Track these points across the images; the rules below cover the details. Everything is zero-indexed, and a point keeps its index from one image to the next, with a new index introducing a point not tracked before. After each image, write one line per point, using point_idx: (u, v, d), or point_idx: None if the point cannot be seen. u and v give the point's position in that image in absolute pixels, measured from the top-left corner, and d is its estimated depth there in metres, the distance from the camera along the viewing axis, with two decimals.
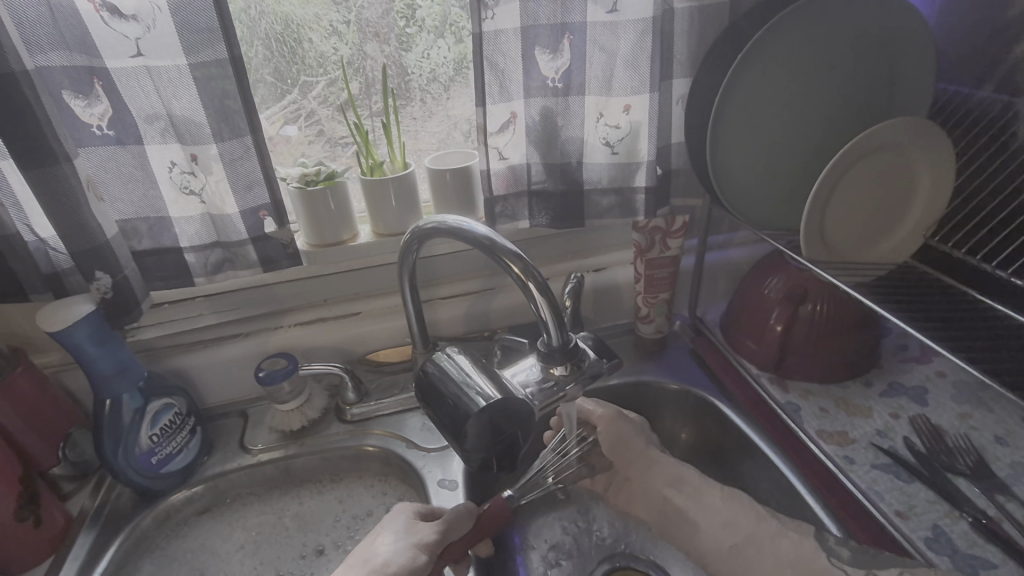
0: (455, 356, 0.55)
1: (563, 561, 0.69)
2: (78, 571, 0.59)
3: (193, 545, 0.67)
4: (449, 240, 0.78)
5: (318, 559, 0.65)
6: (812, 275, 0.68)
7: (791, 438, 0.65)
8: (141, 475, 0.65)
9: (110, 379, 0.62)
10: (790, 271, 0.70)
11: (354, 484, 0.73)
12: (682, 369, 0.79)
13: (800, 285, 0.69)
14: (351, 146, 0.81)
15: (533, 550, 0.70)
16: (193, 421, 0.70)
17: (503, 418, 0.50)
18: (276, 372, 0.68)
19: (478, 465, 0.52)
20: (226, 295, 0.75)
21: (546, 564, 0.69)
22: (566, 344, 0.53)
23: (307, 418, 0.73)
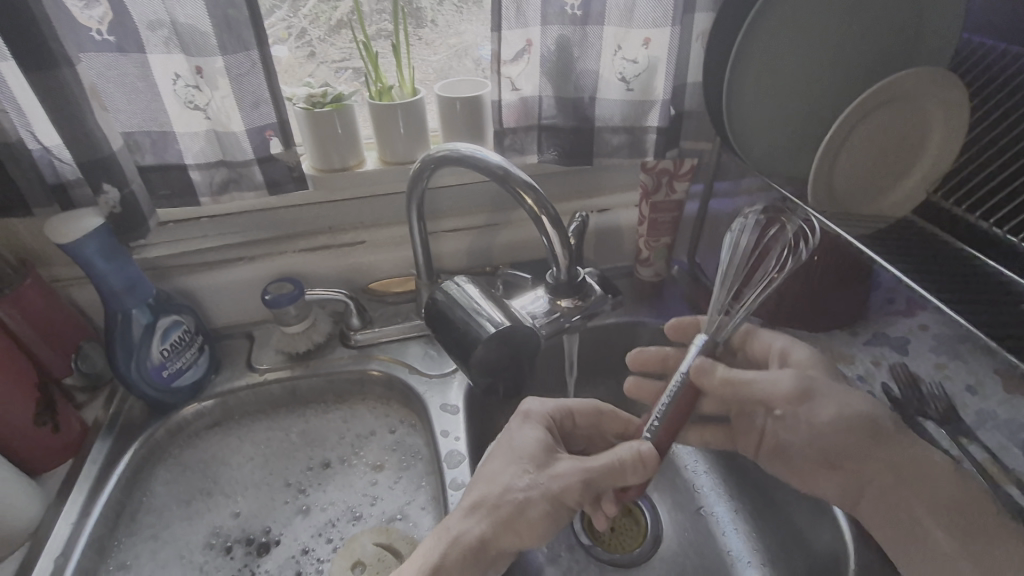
0: (464, 284, 0.56)
1: (561, 556, 0.69)
2: (98, 473, 0.63)
3: (205, 455, 0.71)
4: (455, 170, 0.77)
5: (325, 472, 0.69)
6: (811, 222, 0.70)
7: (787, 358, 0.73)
8: (153, 388, 0.67)
9: (120, 294, 0.63)
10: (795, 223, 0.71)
11: (357, 406, 0.76)
12: (675, 311, 0.82)
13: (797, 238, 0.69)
14: (347, 71, 0.78)
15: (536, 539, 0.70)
16: (201, 339, 0.71)
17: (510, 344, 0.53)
18: (282, 296, 0.70)
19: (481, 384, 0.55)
20: (231, 217, 0.75)
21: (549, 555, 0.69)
22: (573, 278, 0.55)
23: (312, 341, 0.75)
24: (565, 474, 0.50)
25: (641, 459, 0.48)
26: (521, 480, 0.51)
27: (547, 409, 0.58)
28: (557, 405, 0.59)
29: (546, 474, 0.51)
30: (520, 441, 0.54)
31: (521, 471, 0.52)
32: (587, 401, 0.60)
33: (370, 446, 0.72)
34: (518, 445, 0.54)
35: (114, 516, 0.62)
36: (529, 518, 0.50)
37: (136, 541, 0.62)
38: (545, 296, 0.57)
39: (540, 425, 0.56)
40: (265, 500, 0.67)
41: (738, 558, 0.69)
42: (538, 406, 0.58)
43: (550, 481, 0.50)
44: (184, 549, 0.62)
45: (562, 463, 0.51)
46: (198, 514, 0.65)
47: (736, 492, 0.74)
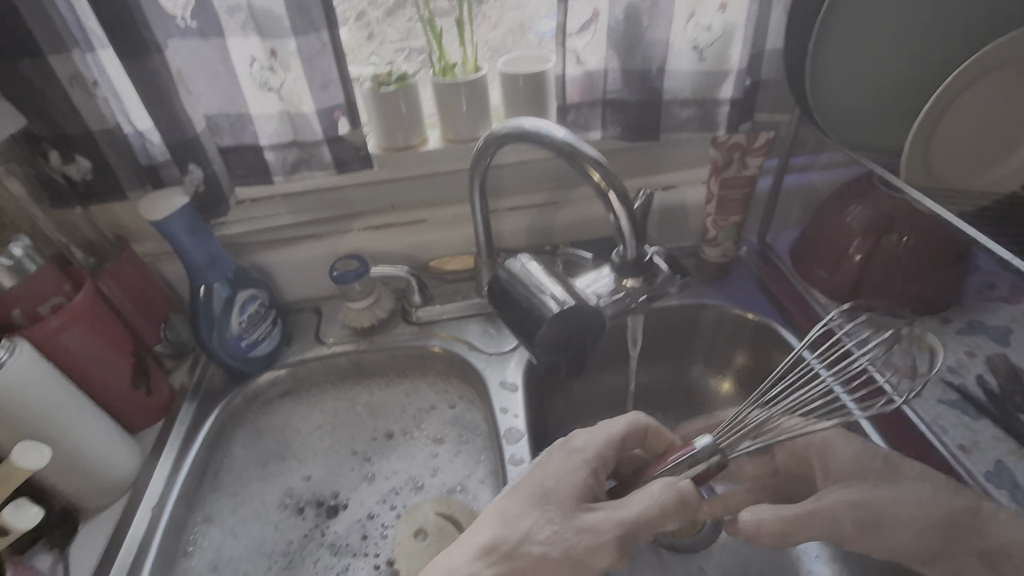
0: (526, 262, 0.56)
1: None
2: (185, 434, 0.68)
3: (278, 421, 0.75)
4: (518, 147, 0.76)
5: (388, 442, 0.72)
6: (901, 199, 0.65)
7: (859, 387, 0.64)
8: (232, 357, 0.71)
9: (203, 269, 0.67)
10: (876, 198, 0.67)
11: (418, 381, 0.78)
12: (743, 294, 0.78)
13: (886, 214, 0.66)
14: (405, 49, 0.78)
15: None
16: (274, 313, 0.75)
17: (575, 324, 0.52)
18: (348, 273, 0.73)
19: (543, 363, 0.55)
20: (303, 195, 0.77)
21: None
22: (640, 257, 0.53)
23: (376, 317, 0.78)
24: (601, 522, 0.47)
25: (679, 498, 0.47)
26: (544, 530, 0.47)
27: (597, 444, 0.54)
28: (607, 437, 0.55)
29: (586, 522, 0.47)
30: (554, 483, 0.51)
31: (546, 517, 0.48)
32: (633, 422, 0.57)
33: (431, 420, 0.74)
34: (552, 486, 0.50)
35: (199, 473, 0.67)
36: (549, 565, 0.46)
37: (219, 498, 0.67)
38: (610, 275, 0.55)
39: (590, 458, 0.53)
40: (334, 466, 0.70)
41: (805, 553, 0.66)
42: (586, 440, 0.55)
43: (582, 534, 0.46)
44: (261, 508, 0.66)
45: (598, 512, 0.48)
46: (273, 475, 0.69)
47: None
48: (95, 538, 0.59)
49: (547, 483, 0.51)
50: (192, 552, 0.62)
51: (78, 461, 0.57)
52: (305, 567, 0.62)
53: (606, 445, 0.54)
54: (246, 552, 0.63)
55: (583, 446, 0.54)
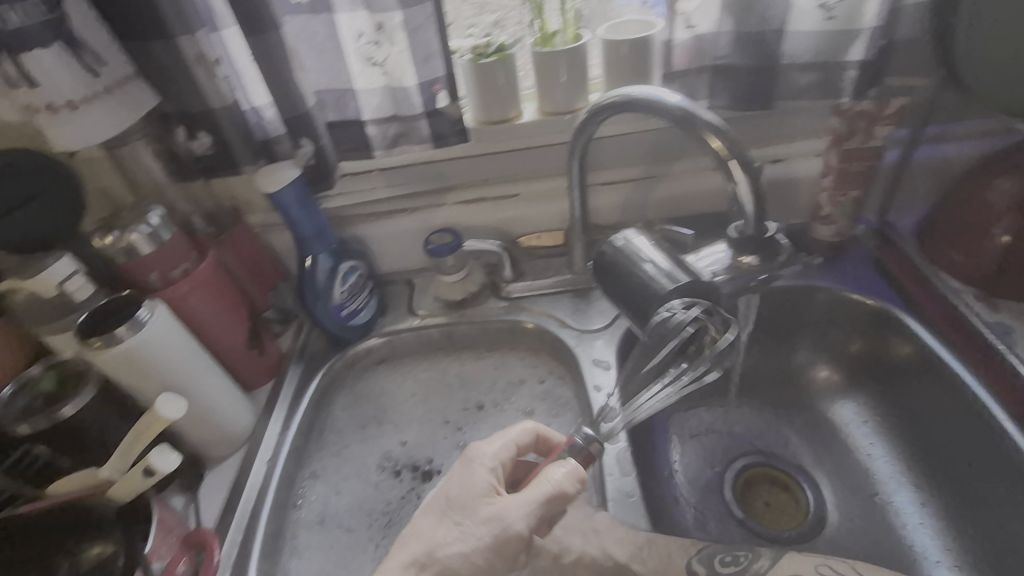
0: (632, 237, 0.55)
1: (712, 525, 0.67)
2: (293, 395, 0.72)
3: (376, 387, 0.78)
4: (619, 118, 0.72)
5: (479, 413, 0.73)
6: None
7: (989, 398, 0.58)
8: (334, 324, 0.75)
9: (309, 240, 0.70)
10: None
11: (507, 355, 0.78)
12: (857, 276, 0.72)
13: None
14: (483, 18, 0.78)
15: (685, 502, 0.68)
16: (372, 284, 0.78)
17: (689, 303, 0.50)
18: (441, 245, 0.74)
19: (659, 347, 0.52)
20: (401, 169, 0.78)
21: (699, 521, 0.67)
22: (761, 233, 0.51)
23: (467, 290, 0.79)
24: (506, 520, 0.48)
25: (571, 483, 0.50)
26: (451, 534, 0.48)
27: (496, 453, 0.53)
28: (505, 444, 0.54)
29: (486, 524, 0.48)
30: (457, 491, 0.51)
31: (451, 524, 0.49)
32: (523, 427, 0.56)
33: (520, 393, 0.74)
34: (455, 495, 0.51)
35: (306, 432, 0.71)
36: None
37: (324, 456, 0.71)
38: (727, 251, 0.53)
39: (491, 465, 0.52)
40: (428, 434, 0.72)
41: (924, 557, 0.61)
42: (485, 449, 0.54)
43: (485, 530, 0.48)
44: (362, 468, 0.70)
45: (500, 499, 0.50)
46: (372, 438, 0.73)
47: (925, 481, 0.65)
48: (218, 483, 0.64)
49: (451, 491, 0.51)
50: (301, 503, 0.66)
51: (205, 413, 0.62)
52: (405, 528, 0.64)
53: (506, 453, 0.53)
54: (348, 507, 0.66)
55: (487, 457, 0.53)
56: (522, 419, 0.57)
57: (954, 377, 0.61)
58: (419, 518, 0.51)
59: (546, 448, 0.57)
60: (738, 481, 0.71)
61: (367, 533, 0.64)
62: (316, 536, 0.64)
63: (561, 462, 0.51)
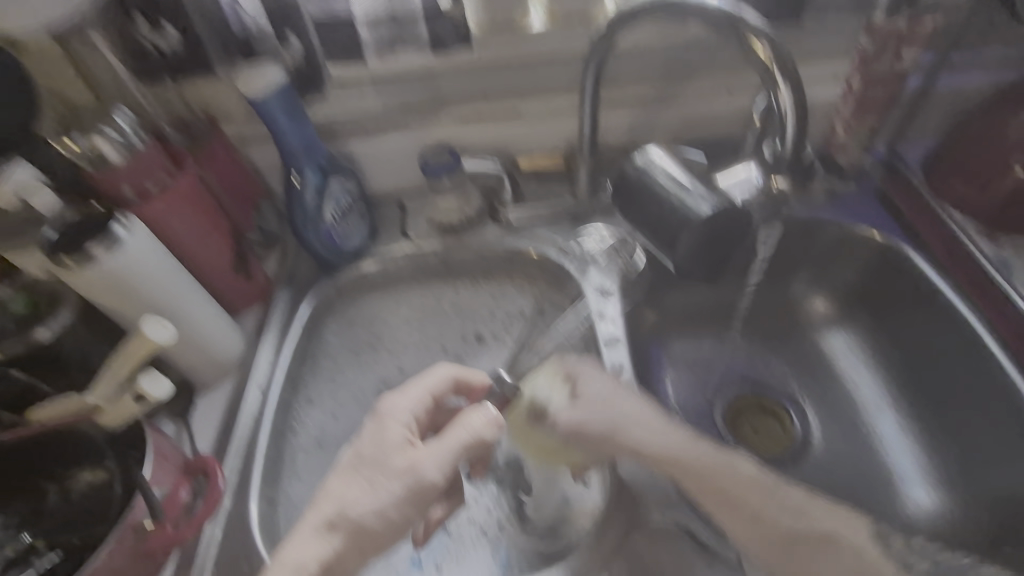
0: (655, 159, 0.51)
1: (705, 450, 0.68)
2: (285, 320, 0.69)
3: (368, 314, 0.75)
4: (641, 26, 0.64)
5: (478, 344, 0.73)
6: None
7: (982, 330, 0.61)
8: (326, 248, 0.70)
9: (297, 153, 0.64)
10: None
11: (505, 285, 0.75)
12: (865, 208, 0.71)
13: None
14: None
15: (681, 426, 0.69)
16: (362, 206, 0.73)
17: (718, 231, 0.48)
18: (437, 164, 0.69)
19: (688, 274, 0.51)
20: (392, 79, 0.70)
21: None
22: (797, 153, 0.49)
23: (465, 215, 0.74)
24: (422, 473, 0.46)
25: (488, 428, 0.49)
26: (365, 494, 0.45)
27: (413, 407, 0.50)
28: (420, 398, 0.51)
29: (399, 479, 0.46)
30: (370, 448, 0.47)
31: (364, 483, 0.45)
32: (439, 376, 0.53)
33: (519, 326, 0.74)
34: (368, 454, 0.47)
35: (300, 358, 0.68)
36: (372, 533, 0.44)
37: (319, 383, 0.69)
38: (758, 174, 0.50)
39: (407, 418, 0.49)
40: (424, 361, 0.72)
41: (902, 478, 0.64)
42: (398, 402, 0.50)
43: (398, 484, 0.46)
44: (358, 394, 0.69)
45: (419, 452, 0.47)
46: (366, 365, 0.71)
47: (909, 406, 0.68)
48: (211, 409, 0.62)
49: (362, 449, 0.47)
50: (297, 430, 0.65)
51: (194, 338, 0.59)
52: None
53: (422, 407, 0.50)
54: (347, 434, 0.66)
55: (402, 411, 0.49)
56: (434, 366, 0.53)
57: (952, 308, 0.63)
58: (330, 476, 0.46)
59: (461, 394, 0.55)
60: (726, 411, 0.72)
61: None
62: (314, 460, 0.63)
63: (479, 410, 0.50)
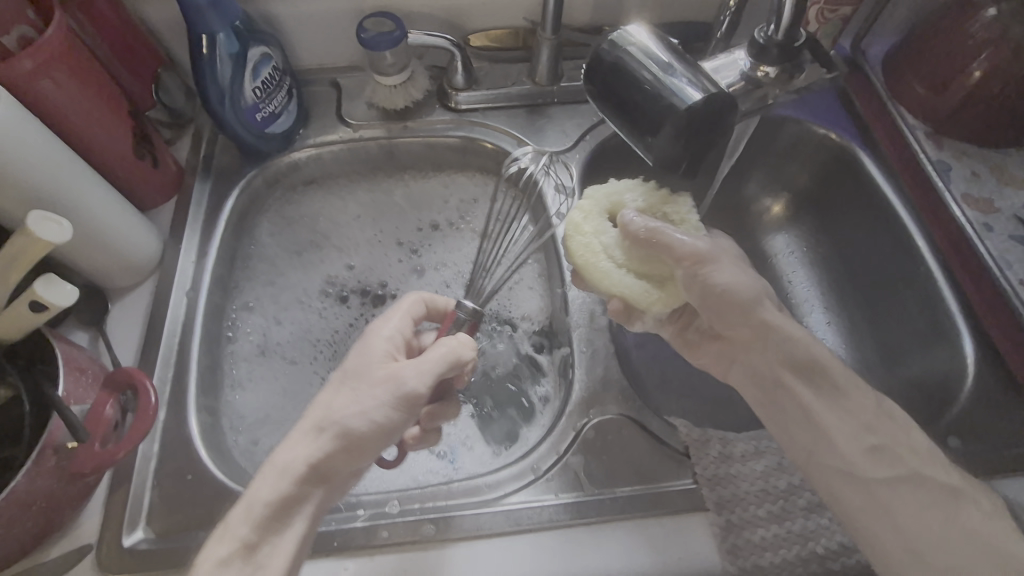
0: (635, 40, 0.46)
1: None
2: (206, 216, 0.61)
3: (304, 208, 0.68)
4: None
5: (434, 233, 0.68)
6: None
7: (916, 232, 0.63)
8: (249, 132, 0.60)
9: (203, 10, 0.52)
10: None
11: (456, 175, 0.70)
12: (824, 107, 0.70)
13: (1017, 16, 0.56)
14: None
15: None
16: (289, 81, 0.63)
17: (701, 123, 0.44)
18: (381, 37, 0.59)
19: (667, 169, 0.47)
20: None
21: None
22: (790, 42, 0.45)
23: (411, 98, 0.66)
24: (403, 380, 0.41)
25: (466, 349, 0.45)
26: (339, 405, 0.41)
27: (397, 325, 0.46)
28: (400, 318, 0.47)
29: (383, 385, 0.41)
30: (352, 361, 0.43)
31: (351, 388, 0.41)
32: (414, 299, 0.49)
33: (476, 213, 0.68)
34: (353, 365, 0.43)
35: (229, 259, 0.61)
36: (360, 437, 0.40)
37: (254, 286, 0.63)
38: (746, 60, 0.47)
39: (390, 334, 0.46)
40: (378, 255, 0.67)
41: None
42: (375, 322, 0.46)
43: (381, 391, 0.41)
44: (302, 296, 0.64)
45: (399, 363, 0.42)
46: (310, 266, 0.65)
47: (837, 304, 0.71)
48: (129, 318, 0.55)
49: (346, 362, 0.44)
50: (233, 336, 0.60)
51: (97, 236, 0.50)
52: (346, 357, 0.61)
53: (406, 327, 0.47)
54: (292, 338, 0.61)
55: (385, 328, 0.46)
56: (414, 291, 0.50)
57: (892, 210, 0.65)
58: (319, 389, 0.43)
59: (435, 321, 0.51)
60: None
61: (314, 364, 0.60)
62: (258, 367, 0.59)
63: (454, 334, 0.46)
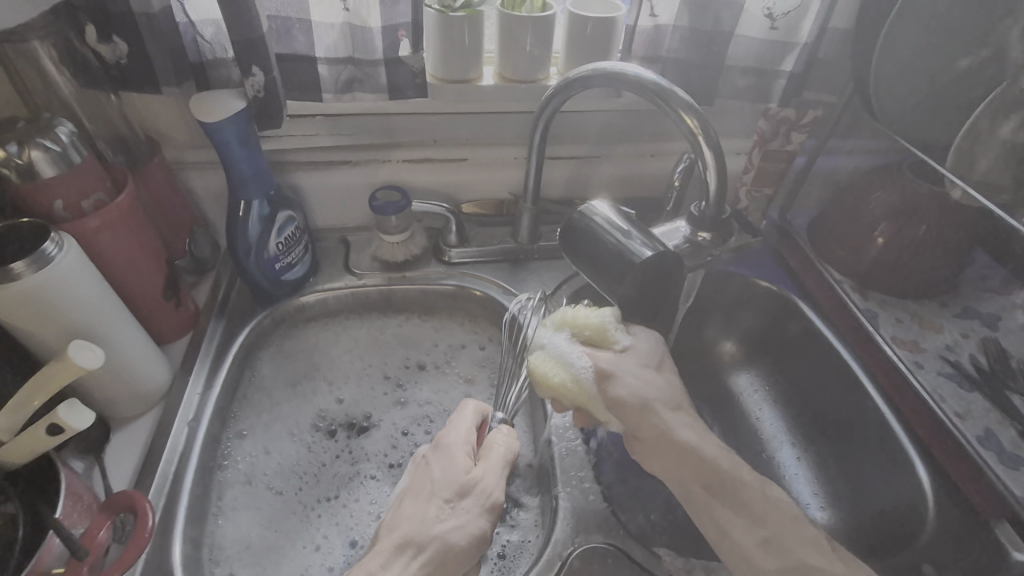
0: (600, 210, 0.57)
1: None
2: (214, 352, 0.66)
3: (306, 346, 0.74)
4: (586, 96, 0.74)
5: (421, 372, 0.73)
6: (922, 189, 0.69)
7: (859, 369, 0.70)
8: (266, 279, 0.69)
9: (246, 182, 0.63)
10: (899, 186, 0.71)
11: (445, 321, 0.78)
12: (760, 263, 0.83)
13: (906, 200, 0.70)
14: None
15: None
16: (307, 238, 0.73)
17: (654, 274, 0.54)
18: (388, 205, 0.71)
19: (628, 310, 0.58)
20: (347, 118, 0.72)
21: None
22: (720, 213, 0.57)
23: (410, 252, 0.76)
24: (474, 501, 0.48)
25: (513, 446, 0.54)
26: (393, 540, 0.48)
27: (463, 434, 0.54)
28: (462, 430, 0.55)
29: (472, 497, 0.50)
30: (440, 477, 0.51)
31: (442, 503, 0.50)
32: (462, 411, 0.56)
33: (461, 358, 0.75)
34: (440, 478, 0.51)
35: (230, 390, 0.65)
36: (455, 551, 0.47)
37: (250, 415, 0.66)
38: (687, 227, 0.59)
39: (461, 446, 0.53)
40: (365, 392, 0.71)
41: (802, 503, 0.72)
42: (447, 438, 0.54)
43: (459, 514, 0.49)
44: (293, 429, 0.66)
45: (481, 466, 0.52)
46: (304, 398, 0.69)
47: (803, 437, 0.77)
48: (127, 447, 0.57)
49: (433, 477, 0.52)
50: (226, 464, 0.62)
51: (117, 365, 0.55)
52: (327, 483, 0.63)
53: (471, 433, 0.55)
54: (279, 468, 0.63)
55: (458, 441, 0.54)
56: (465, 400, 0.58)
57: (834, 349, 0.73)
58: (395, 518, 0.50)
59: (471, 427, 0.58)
60: None
61: (293, 497, 0.61)
62: (244, 498, 0.60)
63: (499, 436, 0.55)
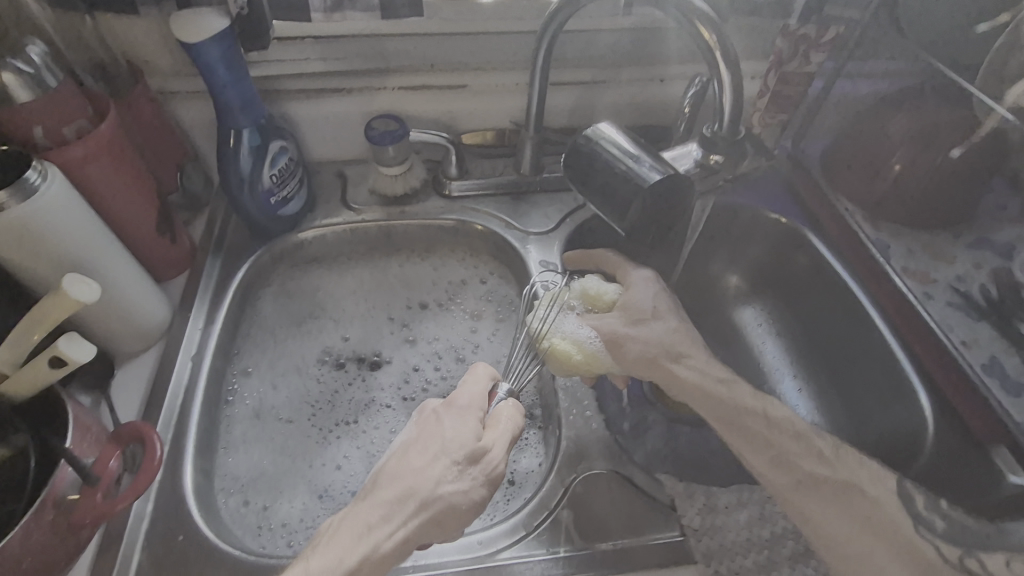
0: (609, 134, 0.55)
1: None
2: (213, 289, 0.65)
3: (309, 284, 0.73)
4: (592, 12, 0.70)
5: (421, 312, 0.72)
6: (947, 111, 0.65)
7: (866, 301, 0.69)
8: (261, 213, 0.67)
9: (234, 109, 0.60)
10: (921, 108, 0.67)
11: (446, 257, 0.76)
12: (771, 195, 0.80)
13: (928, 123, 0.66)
14: None
15: None
16: (302, 171, 0.70)
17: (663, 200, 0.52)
18: (385, 133, 0.68)
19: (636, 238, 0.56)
20: (339, 41, 0.69)
21: None
22: (732, 134, 0.54)
23: (409, 186, 0.74)
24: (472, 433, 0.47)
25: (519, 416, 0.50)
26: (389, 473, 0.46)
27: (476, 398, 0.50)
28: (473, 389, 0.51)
29: (479, 466, 0.46)
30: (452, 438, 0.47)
31: (452, 463, 0.46)
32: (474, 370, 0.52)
33: (465, 295, 0.74)
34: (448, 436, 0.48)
35: (232, 326, 0.65)
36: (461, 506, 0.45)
37: (255, 353, 0.66)
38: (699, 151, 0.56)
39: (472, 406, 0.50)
40: (371, 329, 0.71)
41: None
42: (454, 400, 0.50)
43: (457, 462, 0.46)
44: (300, 365, 0.67)
45: (490, 432, 0.48)
46: (309, 336, 0.69)
47: (806, 370, 0.77)
48: (133, 382, 0.57)
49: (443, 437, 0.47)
50: (232, 400, 0.62)
51: (114, 300, 0.54)
52: (341, 408, 0.64)
53: (483, 398, 0.51)
54: (288, 401, 0.64)
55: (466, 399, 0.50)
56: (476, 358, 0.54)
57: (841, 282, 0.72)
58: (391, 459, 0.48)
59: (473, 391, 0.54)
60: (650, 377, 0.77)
61: (304, 426, 0.62)
62: (254, 430, 0.61)
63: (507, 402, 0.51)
